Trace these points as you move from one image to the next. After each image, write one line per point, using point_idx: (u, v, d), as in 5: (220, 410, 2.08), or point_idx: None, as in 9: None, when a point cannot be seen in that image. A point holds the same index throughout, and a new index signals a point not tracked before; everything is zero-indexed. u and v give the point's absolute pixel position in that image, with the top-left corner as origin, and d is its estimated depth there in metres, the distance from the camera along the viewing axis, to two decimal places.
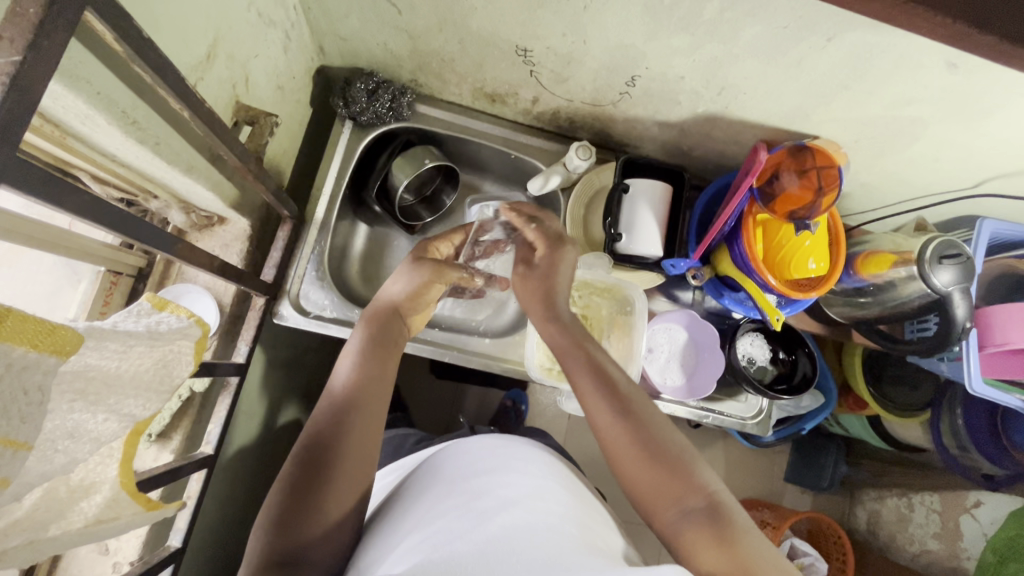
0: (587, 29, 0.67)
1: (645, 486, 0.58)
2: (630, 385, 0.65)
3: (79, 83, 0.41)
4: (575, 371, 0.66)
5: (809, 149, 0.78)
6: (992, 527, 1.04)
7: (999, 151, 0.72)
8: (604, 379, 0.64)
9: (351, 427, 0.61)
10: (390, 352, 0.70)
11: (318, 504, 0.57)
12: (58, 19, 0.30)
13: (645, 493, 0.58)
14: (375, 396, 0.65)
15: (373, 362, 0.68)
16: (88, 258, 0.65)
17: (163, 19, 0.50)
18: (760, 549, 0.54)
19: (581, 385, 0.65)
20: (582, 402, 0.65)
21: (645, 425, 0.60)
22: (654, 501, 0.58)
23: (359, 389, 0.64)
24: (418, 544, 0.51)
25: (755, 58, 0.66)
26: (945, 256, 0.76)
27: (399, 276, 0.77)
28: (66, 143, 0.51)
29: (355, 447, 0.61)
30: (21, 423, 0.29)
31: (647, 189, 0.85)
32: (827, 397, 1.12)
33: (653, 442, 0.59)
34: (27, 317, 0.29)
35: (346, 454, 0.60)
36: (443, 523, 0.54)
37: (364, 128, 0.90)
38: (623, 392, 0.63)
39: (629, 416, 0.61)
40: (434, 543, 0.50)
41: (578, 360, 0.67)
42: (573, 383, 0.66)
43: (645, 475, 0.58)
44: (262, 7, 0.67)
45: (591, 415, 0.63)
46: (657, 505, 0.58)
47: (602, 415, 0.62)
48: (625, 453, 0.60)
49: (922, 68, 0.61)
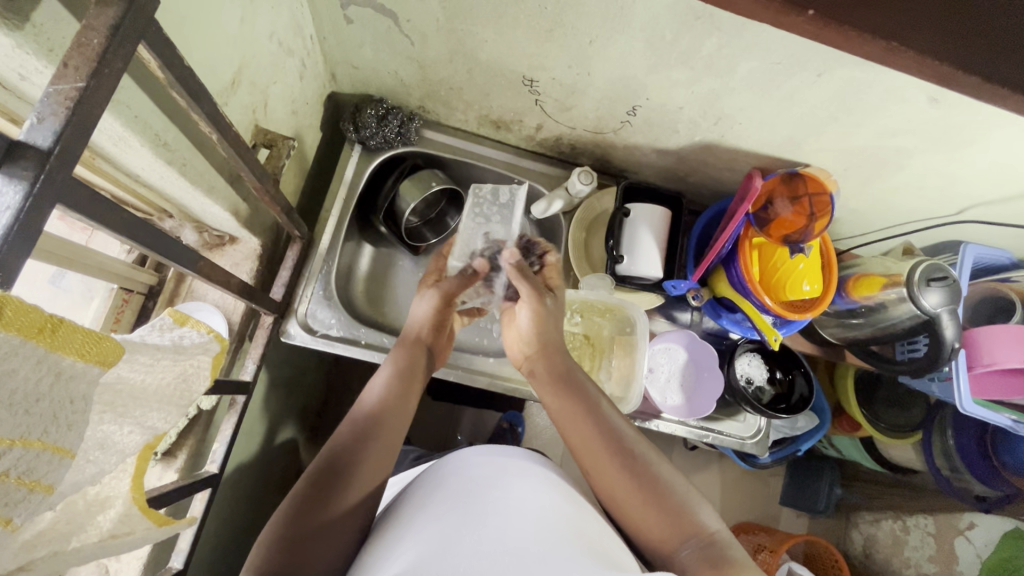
0: (592, 62, 0.71)
1: (642, 528, 0.60)
2: (625, 428, 0.67)
3: (119, 107, 0.43)
4: (570, 424, 0.68)
5: (802, 176, 0.82)
6: (986, 549, 1.06)
7: (979, 180, 0.76)
8: (592, 420, 0.67)
9: (375, 438, 0.65)
10: (417, 389, 0.73)
11: (322, 507, 0.58)
12: (118, 49, 0.32)
13: (647, 531, 0.59)
14: (395, 422, 0.68)
15: (401, 377, 0.72)
16: (106, 275, 0.67)
17: (194, 46, 0.52)
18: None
19: (576, 433, 0.67)
20: (573, 446, 0.67)
21: (642, 466, 0.62)
22: (655, 545, 0.59)
23: (383, 410, 0.68)
24: (409, 553, 0.50)
25: (750, 91, 0.70)
26: (933, 278, 0.79)
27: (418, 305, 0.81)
28: (94, 163, 0.53)
29: (373, 462, 0.63)
30: (67, 430, 0.30)
31: (648, 214, 0.87)
32: (822, 418, 1.13)
33: (643, 480, 0.61)
34: (77, 328, 0.30)
35: (364, 467, 0.62)
36: (434, 533, 0.53)
37: (372, 152, 0.93)
38: (617, 434, 0.65)
39: (625, 460, 0.63)
40: (426, 550, 0.50)
41: (572, 411, 0.68)
42: (561, 427, 0.69)
43: (641, 516, 0.60)
44: (282, 37, 0.70)
45: (586, 459, 0.65)
46: (656, 547, 0.59)
47: (600, 457, 0.64)
48: (623, 490, 0.61)
49: (905, 102, 0.65)
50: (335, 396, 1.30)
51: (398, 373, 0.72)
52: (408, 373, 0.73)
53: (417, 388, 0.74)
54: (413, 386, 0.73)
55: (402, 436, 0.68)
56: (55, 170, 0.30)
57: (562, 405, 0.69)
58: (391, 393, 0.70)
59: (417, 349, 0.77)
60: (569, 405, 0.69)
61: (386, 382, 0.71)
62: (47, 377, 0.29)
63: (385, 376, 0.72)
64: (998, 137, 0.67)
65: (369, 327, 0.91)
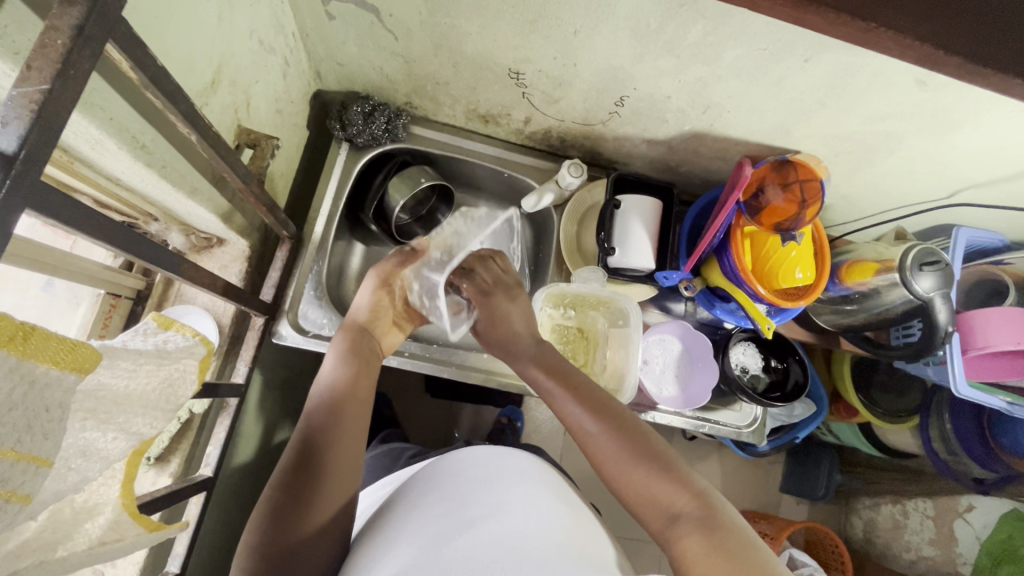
0: (577, 52, 0.70)
1: (639, 497, 0.58)
2: (605, 395, 0.67)
3: (92, 109, 0.42)
4: (553, 394, 0.69)
5: (791, 164, 0.82)
6: (985, 530, 1.06)
7: (972, 163, 0.76)
8: (585, 398, 0.66)
9: (337, 430, 0.64)
10: (368, 370, 0.72)
11: (303, 514, 0.57)
12: (84, 49, 0.32)
13: (636, 496, 0.58)
14: (354, 404, 0.67)
15: (348, 368, 0.70)
16: (92, 281, 0.66)
17: (169, 45, 0.52)
18: (763, 557, 0.51)
19: (560, 404, 0.67)
20: (563, 417, 0.67)
21: (625, 427, 0.62)
22: (647, 509, 0.58)
23: (339, 398, 0.67)
24: (401, 557, 0.50)
25: (738, 78, 0.69)
26: (925, 262, 0.79)
27: (362, 290, 0.78)
28: (73, 168, 0.52)
29: (343, 463, 0.62)
30: (43, 440, 0.30)
31: (638, 205, 0.87)
32: (818, 404, 1.12)
33: (639, 449, 0.60)
34: (50, 335, 0.30)
35: (334, 468, 0.61)
36: (426, 537, 0.52)
37: (360, 149, 0.92)
38: (598, 400, 0.66)
39: (608, 426, 0.63)
40: (418, 555, 0.49)
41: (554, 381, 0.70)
42: (555, 409, 0.68)
43: (631, 482, 0.59)
44: (263, 35, 0.69)
45: (571, 428, 0.66)
46: (653, 519, 0.57)
47: (583, 423, 0.64)
48: (608, 454, 0.61)
49: (894, 86, 0.65)
50: None
51: (348, 356, 0.72)
52: (353, 358, 0.72)
53: (368, 368, 0.72)
54: (365, 367, 0.72)
55: (364, 425, 0.67)
56: (21, 175, 0.30)
57: (553, 387, 0.69)
58: (343, 380, 0.69)
59: (360, 336, 0.75)
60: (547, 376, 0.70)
61: (334, 366, 0.70)
62: (20, 386, 0.28)
63: (335, 361, 0.71)
64: (987, 118, 0.67)
65: None
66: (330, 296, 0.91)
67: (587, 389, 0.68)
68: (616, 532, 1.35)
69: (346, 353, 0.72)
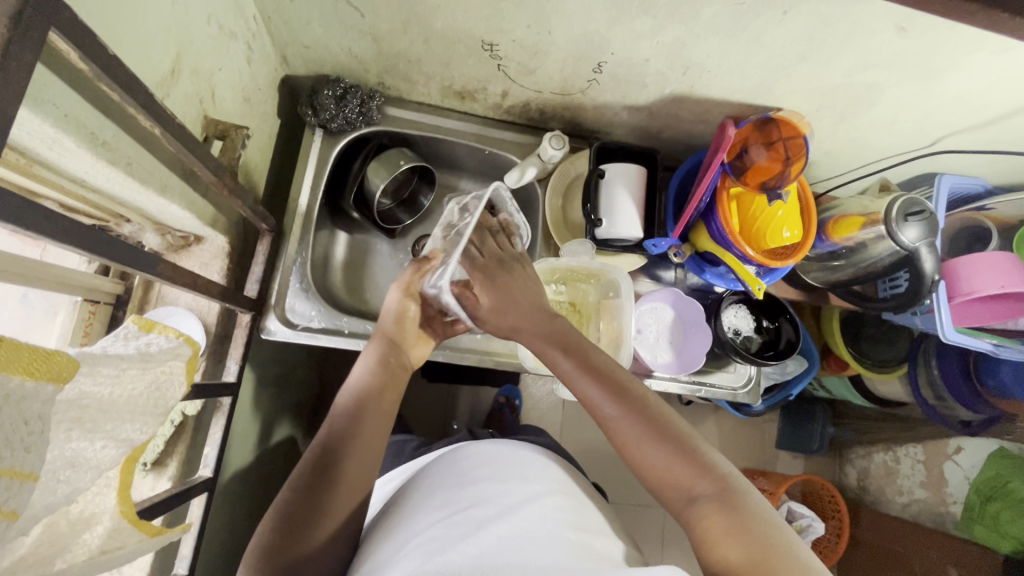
0: (551, 19, 0.68)
1: (657, 476, 0.59)
2: (621, 372, 0.65)
3: (44, 106, 0.40)
4: (567, 372, 0.66)
5: (775, 121, 0.80)
6: (974, 470, 1.10)
7: (953, 109, 0.76)
8: (603, 377, 0.64)
9: (360, 435, 0.64)
10: (396, 385, 0.71)
11: (312, 525, 0.57)
12: (24, 39, 0.30)
13: (655, 477, 0.59)
14: (380, 409, 0.68)
15: (383, 377, 0.71)
16: (68, 289, 0.64)
17: (122, 34, 0.49)
18: (782, 538, 0.52)
19: (574, 381, 0.65)
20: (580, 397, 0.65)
21: (643, 407, 0.61)
22: (667, 487, 0.58)
23: (366, 404, 0.67)
24: (410, 561, 0.49)
25: (716, 36, 0.68)
26: (910, 213, 0.79)
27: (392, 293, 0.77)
28: (32, 171, 0.50)
29: (354, 476, 0.62)
30: (26, 454, 0.29)
31: (622, 173, 0.86)
32: (810, 360, 1.14)
33: (659, 431, 0.59)
34: (19, 346, 0.29)
35: (349, 480, 0.61)
36: (433, 540, 0.51)
37: (335, 135, 0.90)
38: (616, 379, 0.64)
39: (628, 407, 0.61)
40: (426, 558, 0.48)
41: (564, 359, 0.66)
42: (570, 386, 0.66)
43: (651, 462, 0.59)
44: (222, 19, 0.66)
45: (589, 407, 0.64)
46: (671, 497, 0.58)
47: (600, 403, 0.62)
48: (626, 434, 0.60)
49: (873, 34, 0.64)
50: (327, 390, 1.29)
51: (382, 364, 0.72)
52: (386, 368, 0.72)
53: (397, 382, 0.72)
54: (394, 380, 0.72)
55: (383, 438, 0.67)
56: None
57: (570, 367, 0.65)
58: (371, 386, 0.69)
59: (390, 348, 0.74)
60: (559, 355, 0.67)
61: (368, 374, 0.70)
62: None
63: (368, 367, 0.71)
64: (968, 62, 0.66)
65: (352, 316, 0.90)
66: (316, 287, 0.89)
67: (606, 368, 0.65)
68: (618, 499, 1.38)
69: (382, 359, 0.72)
